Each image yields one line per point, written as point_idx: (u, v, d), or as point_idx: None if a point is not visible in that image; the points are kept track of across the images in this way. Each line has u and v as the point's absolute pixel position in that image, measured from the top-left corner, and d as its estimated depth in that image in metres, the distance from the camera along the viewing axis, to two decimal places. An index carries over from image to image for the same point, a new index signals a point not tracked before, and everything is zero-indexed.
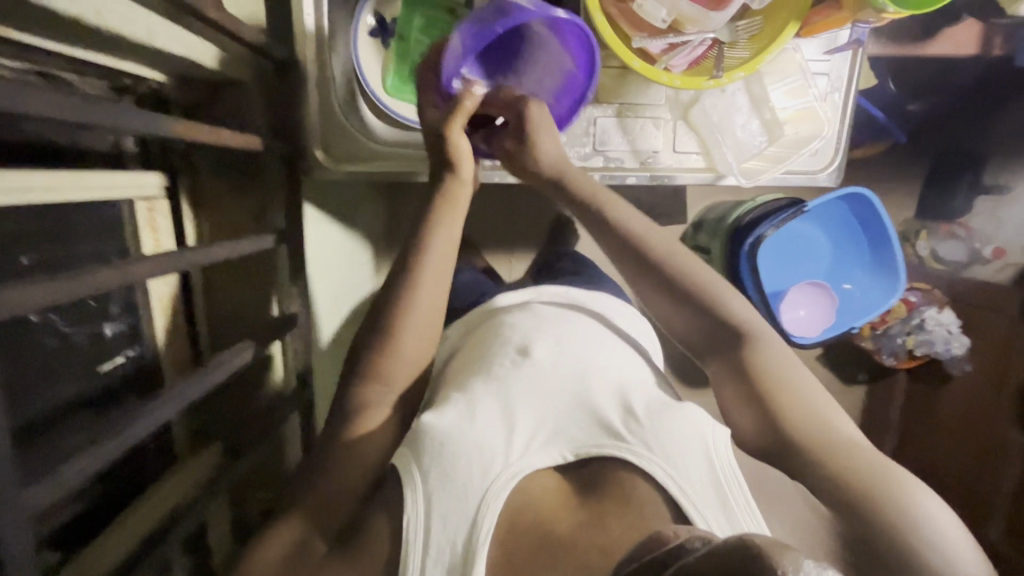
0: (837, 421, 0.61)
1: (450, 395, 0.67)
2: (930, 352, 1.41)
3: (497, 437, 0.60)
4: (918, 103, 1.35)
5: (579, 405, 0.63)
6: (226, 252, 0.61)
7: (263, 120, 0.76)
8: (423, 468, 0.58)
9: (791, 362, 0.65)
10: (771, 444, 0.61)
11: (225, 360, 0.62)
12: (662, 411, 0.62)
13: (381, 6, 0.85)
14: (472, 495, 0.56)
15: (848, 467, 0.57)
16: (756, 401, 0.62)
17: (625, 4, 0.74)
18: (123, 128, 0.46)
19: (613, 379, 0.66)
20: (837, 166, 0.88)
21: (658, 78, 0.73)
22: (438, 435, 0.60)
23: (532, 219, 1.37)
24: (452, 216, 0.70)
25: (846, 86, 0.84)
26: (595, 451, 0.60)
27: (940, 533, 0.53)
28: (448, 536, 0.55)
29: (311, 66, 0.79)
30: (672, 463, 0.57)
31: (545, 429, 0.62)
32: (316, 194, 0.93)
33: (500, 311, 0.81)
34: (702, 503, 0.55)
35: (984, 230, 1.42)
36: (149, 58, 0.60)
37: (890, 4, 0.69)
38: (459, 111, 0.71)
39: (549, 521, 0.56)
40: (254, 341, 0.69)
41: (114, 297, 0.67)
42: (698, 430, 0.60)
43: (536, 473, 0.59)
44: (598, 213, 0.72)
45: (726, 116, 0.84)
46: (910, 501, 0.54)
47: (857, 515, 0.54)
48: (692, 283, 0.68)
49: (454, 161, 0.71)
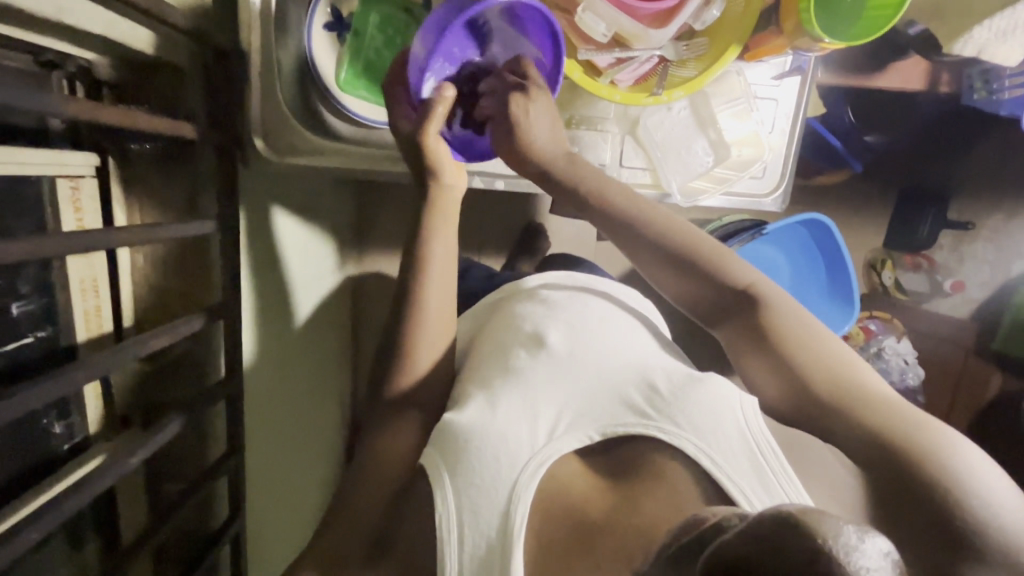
0: (864, 372, 0.62)
1: (471, 392, 0.69)
2: (886, 382, 1.38)
3: (522, 428, 0.63)
4: (870, 136, 1.33)
5: (603, 389, 0.65)
6: (168, 234, 0.63)
7: (200, 105, 0.75)
8: (452, 469, 0.61)
9: (802, 320, 0.66)
10: (797, 412, 0.63)
11: (169, 328, 0.66)
12: (683, 387, 0.64)
13: (339, 1, 0.86)
14: (501, 486, 0.59)
15: (877, 424, 0.57)
16: (780, 367, 0.64)
17: (569, 17, 0.74)
18: (15, 105, 0.44)
19: (634, 362, 0.68)
20: (781, 192, 0.88)
21: (596, 91, 0.74)
22: (462, 430, 0.63)
23: (500, 224, 1.36)
24: (440, 222, 0.73)
25: (793, 112, 0.85)
26: (621, 429, 0.62)
27: (984, 478, 0.51)
28: (481, 527, 0.58)
29: (256, 56, 0.78)
30: (701, 437, 0.59)
31: (567, 414, 0.64)
32: (267, 185, 0.92)
33: (517, 297, 0.81)
34: (735, 473, 0.57)
35: (945, 263, 1.44)
36: (70, 35, 0.59)
37: (824, 35, 0.69)
38: (432, 118, 0.69)
39: (581, 505, 0.59)
40: (205, 314, 0.74)
41: (25, 275, 0.65)
42: (726, 403, 0.62)
43: (565, 456, 0.62)
44: (591, 200, 0.72)
45: (671, 135, 0.84)
46: (946, 453, 0.53)
47: (895, 474, 0.53)
48: (694, 254, 0.70)
49: (433, 170, 0.71)
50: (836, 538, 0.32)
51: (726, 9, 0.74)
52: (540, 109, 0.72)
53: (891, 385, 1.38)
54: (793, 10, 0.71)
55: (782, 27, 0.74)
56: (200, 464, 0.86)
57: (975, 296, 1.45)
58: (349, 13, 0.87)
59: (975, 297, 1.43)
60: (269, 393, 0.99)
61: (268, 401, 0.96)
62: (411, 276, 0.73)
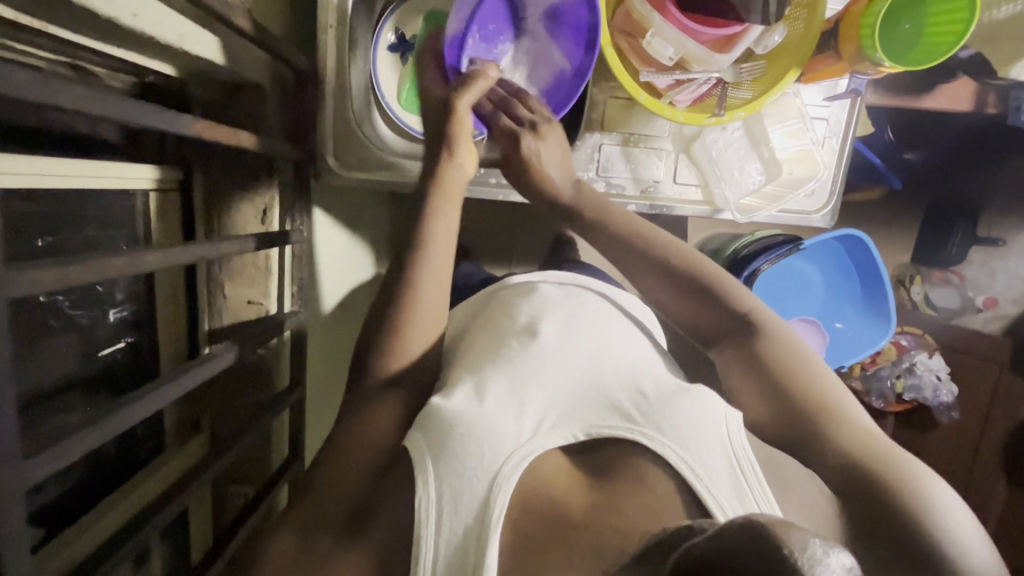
0: (851, 405, 0.60)
1: (458, 378, 0.63)
2: (919, 397, 1.38)
3: (506, 420, 0.57)
4: (909, 154, 1.34)
5: (590, 388, 0.60)
6: (233, 249, 0.60)
7: (278, 125, 0.79)
8: (434, 454, 0.55)
9: (801, 347, 0.65)
10: (786, 430, 0.60)
11: (212, 357, 0.61)
12: (673, 395, 0.59)
13: (403, 24, 0.90)
14: (481, 478, 0.53)
15: (861, 454, 0.56)
16: (772, 388, 0.62)
17: (634, 40, 0.78)
18: (151, 126, 0.47)
19: (623, 365, 0.63)
20: (831, 209, 0.90)
21: (661, 112, 0.76)
22: (448, 416, 0.57)
23: (535, 237, 1.38)
24: (448, 203, 0.71)
25: (843, 133, 0.87)
26: (606, 431, 0.57)
27: (952, 517, 0.51)
28: (460, 515, 0.52)
29: (330, 77, 0.82)
30: (685, 447, 0.54)
31: (554, 409, 0.59)
32: (324, 197, 0.95)
33: (507, 290, 0.79)
34: (715, 488, 0.52)
35: (976, 279, 1.45)
36: (178, 59, 0.63)
37: (885, 59, 0.72)
38: (470, 87, 0.73)
39: (562, 503, 0.53)
40: (237, 344, 0.67)
41: (120, 283, 0.69)
42: (711, 416, 0.57)
43: (548, 453, 0.56)
44: (615, 218, 0.75)
45: (726, 153, 0.86)
46: (922, 488, 0.53)
47: (869, 503, 0.52)
48: (692, 274, 0.71)
49: (449, 140, 0.72)
50: (802, 551, 0.30)
51: (788, 34, 0.77)
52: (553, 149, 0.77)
53: (924, 400, 1.37)
54: (854, 35, 0.74)
55: (841, 51, 0.77)
56: (264, 470, 0.89)
57: (1007, 312, 1.45)
58: (413, 33, 0.90)
59: (1007, 314, 1.45)
60: (317, 400, 1.00)
61: (317, 399, 1.00)
62: (422, 263, 0.68)
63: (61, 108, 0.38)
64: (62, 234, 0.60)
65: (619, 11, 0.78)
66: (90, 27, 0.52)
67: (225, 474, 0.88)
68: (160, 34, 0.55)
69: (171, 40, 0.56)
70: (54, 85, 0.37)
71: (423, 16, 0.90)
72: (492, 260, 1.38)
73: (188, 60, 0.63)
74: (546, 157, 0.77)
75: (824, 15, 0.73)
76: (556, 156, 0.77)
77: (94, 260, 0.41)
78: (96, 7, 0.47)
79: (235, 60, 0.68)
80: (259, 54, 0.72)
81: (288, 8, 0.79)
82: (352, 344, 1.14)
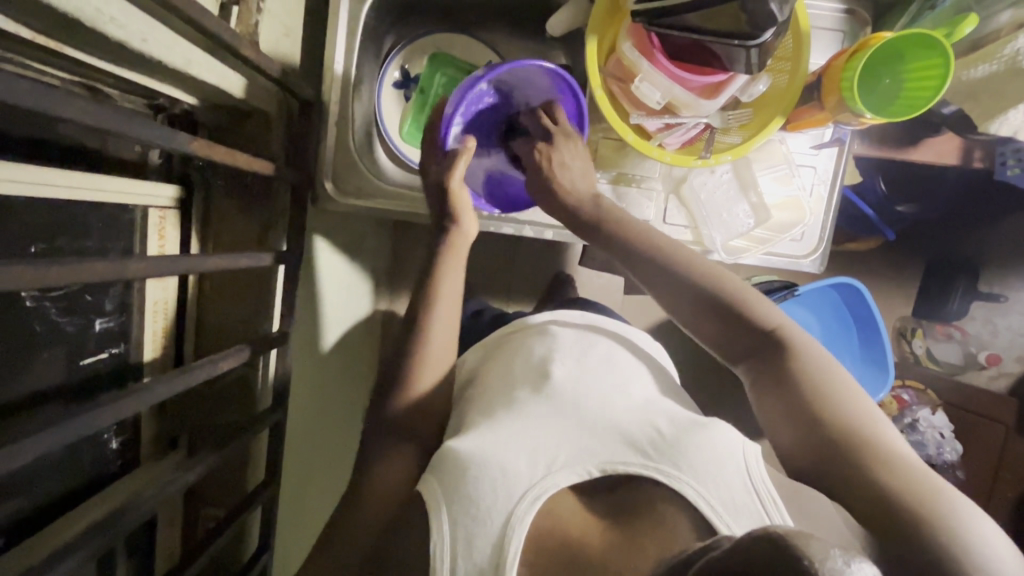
0: (886, 434, 0.57)
1: (475, 419, 0.63)
2: (922, 454, 1.31)
3: (520, 459, 0.56)
4: (903, 206, 1.31)
5: (606, 424, 0.59)
6: (223, 263, 0.61)
7: (280, 150, 0.81)
8: (448, 494, 0.55)
9: (833, 371, 0.62)
10: (817, 463, 0.57)
11: (204, 364, 0.62)
12: (688, 431, 0.56)
13: (408, 62, 0.97)
14: (494, 518, 0.52)
15: (899, 486, 0.51)
16: (796, 414, 0.60)
17: (624, 84, 0.82)
18: (152, 142, 0.49)
19: (638, 403, 0.62)
20: (821, 255, 0.90)
21: (648, 152, 0.79)
22: (462, 456, 0.56)
23: (531, 273, 1.37)
24: (455, 264, 0.74)
25: (832, 181, 0.89)
26: (623, 469, 0.54)
27: (1001, 555, 0.47)
28: (474, 556, 0.51)
29: (334, 108, 0.85)
30: (704, 484, 0.51)
31: (568, 444, 0.57)
32: (323, 222, 0.97)
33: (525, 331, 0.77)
34: (735, 523, 0.49)
35: (979, 334, 1.43)
36: (185, 84, 0.66)
37: (866, 112, 0.75)
38: (455, 166, 0.75)
39: (577, 539, 0.51)
40: (239, 350, 0.69)
41: (109, 293, 0.70)
42: (729, 451, 0.54)
43: (562, 492, 0.54)
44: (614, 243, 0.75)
45: (714, 195, 0.88)
46: (963, 519, 0.48)
47: (901, 536, 0.48)
48: (722, 293, 0.69)
49: (455, 214, 0.75)
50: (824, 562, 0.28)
51: (773, 84, 0.81)
52: (568, 154, 0.80)
53: (927, 458, 1.31)
54: (835, 88, 0.76)
55: (824, 102, 0.79)
56: (241, 491, 0.87)
57: (1010, 369, 1.43)
58: (418, 71, 0.98)
59: (1012, 372, 1.42)
60: (306, 429, 0.98)
61: (306, 428, 0.98)
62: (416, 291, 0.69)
63: (64, 119, 0.40)
64: (57, 242, 0.62)
65: (611, 57, 0.82)
66: (105, 51, 0.55)
67: (202, 491, 0.87)
68: (168, 59, 0.58)
69: (178, 66, 0.60)
70: (60, 96, 0.39)
71: (428, 56, 0.98)
72: (488, 293, 1.38)
73: (196, 85, 0.66)
74: (569, 166, 0.80)
75: (807, 67, 0.77)
76: (573, 161, 0.80)
77: (79, 264, 0.43)
78: (109, 32, 0.50)
79: (240, 88, 0.71)
80: (267, 85, 0.76)
81: (296, 44, 0.83)
82: (344, 372, 1.12)
